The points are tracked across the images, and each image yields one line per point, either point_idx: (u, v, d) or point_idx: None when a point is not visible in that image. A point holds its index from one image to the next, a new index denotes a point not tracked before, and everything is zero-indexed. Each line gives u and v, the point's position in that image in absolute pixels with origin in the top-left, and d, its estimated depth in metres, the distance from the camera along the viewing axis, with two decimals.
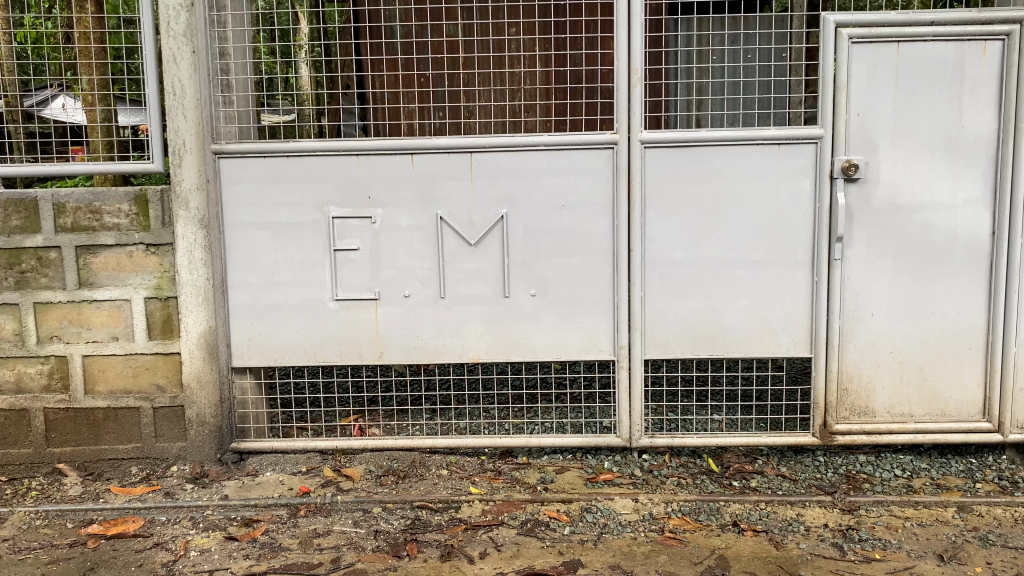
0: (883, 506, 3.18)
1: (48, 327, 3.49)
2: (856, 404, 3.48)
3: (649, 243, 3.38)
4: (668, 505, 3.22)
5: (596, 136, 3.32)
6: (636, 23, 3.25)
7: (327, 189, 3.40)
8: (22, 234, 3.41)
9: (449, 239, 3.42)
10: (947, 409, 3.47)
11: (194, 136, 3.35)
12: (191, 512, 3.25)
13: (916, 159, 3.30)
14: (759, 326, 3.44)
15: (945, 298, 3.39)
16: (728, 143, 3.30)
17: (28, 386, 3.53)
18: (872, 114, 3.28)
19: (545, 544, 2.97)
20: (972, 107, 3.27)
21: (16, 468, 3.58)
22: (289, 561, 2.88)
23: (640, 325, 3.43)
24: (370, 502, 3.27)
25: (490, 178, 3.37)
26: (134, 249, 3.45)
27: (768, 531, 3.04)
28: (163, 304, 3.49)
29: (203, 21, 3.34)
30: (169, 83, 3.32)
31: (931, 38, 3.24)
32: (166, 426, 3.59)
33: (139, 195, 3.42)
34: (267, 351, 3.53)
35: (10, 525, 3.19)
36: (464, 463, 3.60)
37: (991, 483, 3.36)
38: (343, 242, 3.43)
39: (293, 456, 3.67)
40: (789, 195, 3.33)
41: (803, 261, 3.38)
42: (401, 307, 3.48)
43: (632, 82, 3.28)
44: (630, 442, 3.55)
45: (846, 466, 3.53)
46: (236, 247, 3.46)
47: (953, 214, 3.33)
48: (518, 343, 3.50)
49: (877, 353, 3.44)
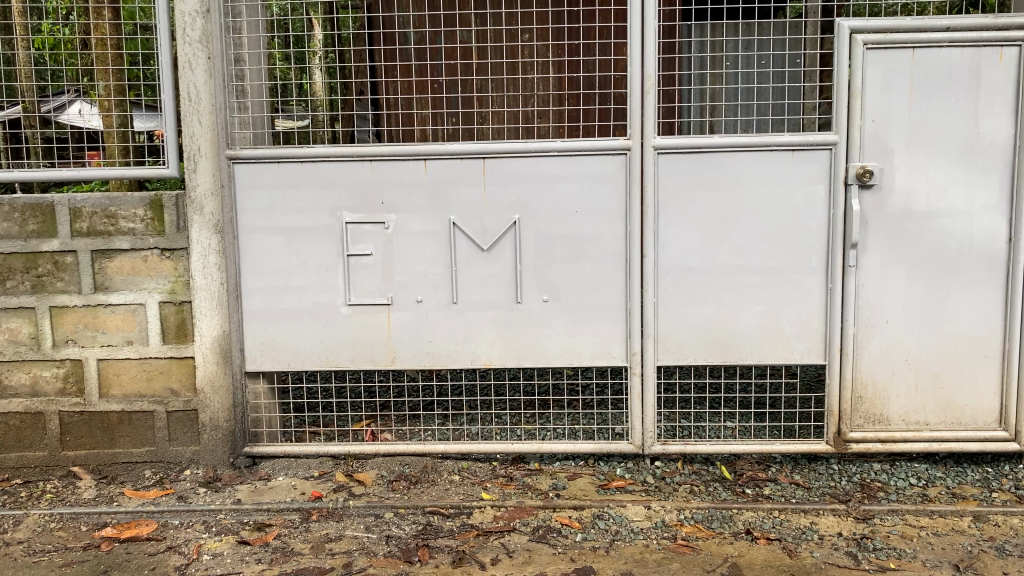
0: (898, 515, 3.16)
1: (63, 331, 3.51)
2: (871, 412, 3.45)
3: (663, 249, 3.37)
4: (680, 512, 3.21)
5: (608, 141, 3.32)
6: (650, 29, 3.24)
7: (341, 194, 3.41)
8: (39, 238, 3.44)
9: (462, 245, 3.43)
10: (963, 417, 3.44)
11: (209, 141, 3.37)
12: (203, 516, 3.26)
13: (931, 165, 3.28)
14: (773, 332, 3.42)
15: (961, 305, 3.37)
16: (742, 150, 3.29)
17: (43, 389, 3.55)
18: (888, 121, 3.26)
19: (557, 550, 2.96)
20: (987, 114, 3.25)
21: (31, 471, 3.61)
22: (301, 565, 2.89)
23: (653, 330, 3.42)
24: (382, 507, 3.27)
25: (503, 184, 3.38)
26: (149, 253, 3.47)
27: (782, 539, 3.01)
28: (177, 308, 3.50)
29: (219, 28, 3.36)
30: (185, 89, 3.34)
31: (947, 45, 3.23)
32: (180, 430, 3.60)
33: (155, 200, 3.43)
34: (280, 356, 3.54)
35: (24, 527, 3.21)
36: (476, 469, 3.60)
37: (1008, 492, 3.33)
38: (356, 248, 3.44)
39: (306, 461, 3.68)
40: (805, 201, 3.32)
41: (816, 268, 3.36)
42: (415, 312, 3.49)
43: (645, 87, 3.27)
44: (642, 449, 3.52)
45: (861, 474, 3.50)
46: (250, 252, 3.48)
47: (969, 220, 3.30)
48: (531, 348, 3.49)
49: (892, 361, 3.42)
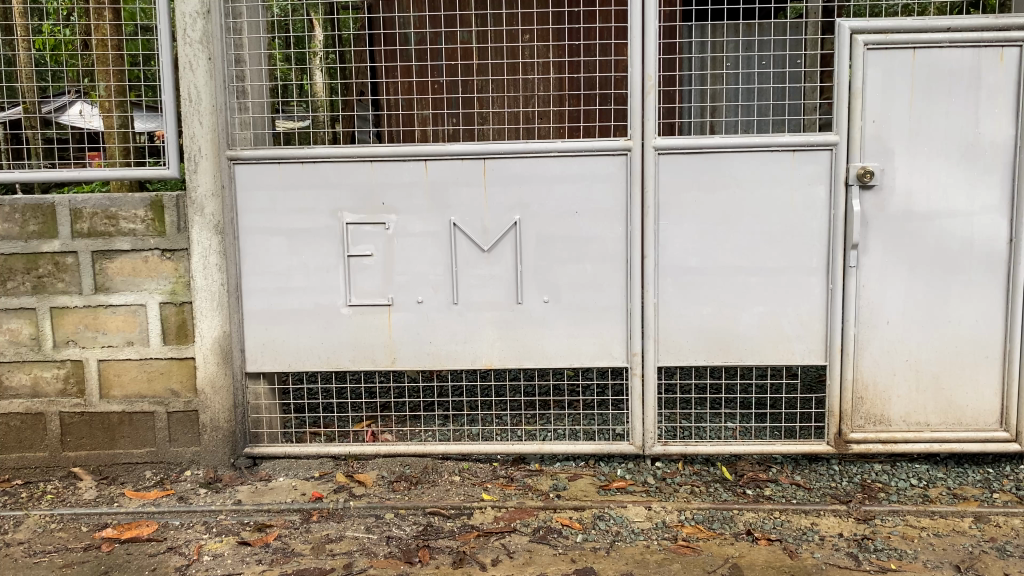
0: (899, 515, 3.16)
1: (64, 332, 3.51)
2: (872, 413, 3.45)
3: (663, 249, 3.37)
4: (681, 513, 3.21)
5: (608, 142, 3.31)
6: (651, 30, 3.24)
7: (342, 195, 3.41)
8: (39, 239, 3.44)
9: (463, 246, 3.43)
10: (964, 418, 3.44)
11: (209, 141, 3.38)
12: (204, 517, 3.26)
13: (932, 166, 3.28)
14: (774, 332, 3.42)
15: (962, 305, 3.36)
16: (743, 151, 3.29)
17: (44, 390, 3.55)
18: (889, 122, 3.26)
19: (557, 551, 2.96)
20: (988, 115, 3.25)
21: (31, 472, 3.61)
22: (302, 566, 2.89)
23: (653, 331, 3.42)
24: (382, 508, 3.27)
25: (503, 185, 3.38)
26: (150, 254, 3.47)
27: (783, 540, 3.01)
28: (178, 309, 3.50)
29: (219, 28, 3.36)
30: (185, 90, 3.34)
31: (948, 45, 3.23)
32: (181, 431, 3.60)
33: (155, 201, 3.43)
34: (281, 357, 3.54)
35: (25, 528, 3.21)
36: (477, 470, 3.60)
37: (1009, 493, 3.33)
38: (357, 249, 3.44)
39: (306, 462, 3.68)
40: (805, 202, 3.32)
41: (817, 268, 3.36)
42: (415, 313, 3.49)
43: (646, 88, 3.27)
44: (643, 450, 3.51)
45: (862, 475, 3.50)
46: (251, 253, 3.47)
47: (970, 221, 3.30)
48: (532, 349, 3.49)
49: (893, 362, 3.41)
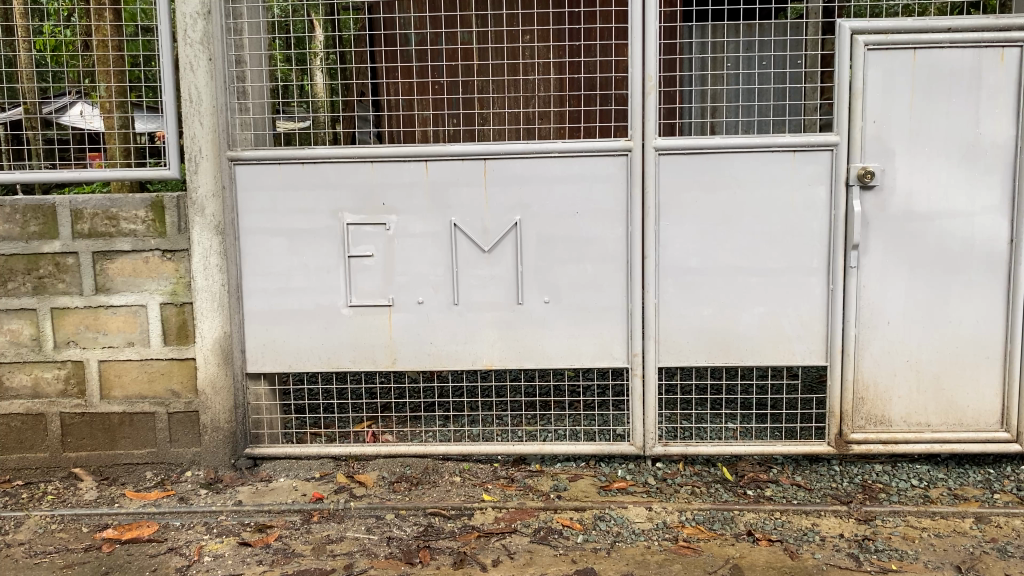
0: (900, 516, 3.16)
1: (64, 332, 3.51)
2: (872, 413, 3.45)
3: (663, 250, 3.37)
4: (682, 514, 3.21)
5: (609, 143, 3.31)
6: (651, 30, 3.24)
7: (342, 196, 3.41)
8: (40, 240, 3.44)
9: (463, 247, 3.43)
10: (964, 418, 3.44)
11: (210, 142, 3.38)
12: (204, 517, 3.26)
13: (933, 167, 3.28)
14: (774, 332, 3.42)
15: (962, 306, 3.36)
16: (744, 151, 3.29)
17: (45, 391, 3.55)
18: (889, 122, 3.26)
19: (557, 552, 2.96)
20: (989, 115, 3.25)
21: (32, 472, 3.61)
22: (302, 566, 2.89)
23: (653, 332, 3.42)
24: (382, 509, 3.27)
25: (504, 185, 3.38)
26: (151, 255, 3.47)
27: (783, 540, 3.01)
28: (178, 310, 3.51)
29: (220, 29, 3.37)
30: (185, 91, 3.35)
31: (948, 46, 3.22)
32: (181, 431, 3.60)
33: (156, 202, 3.43)
34: (281, 357, 3.54)
35: (26, 528, 3.21)
36: (477, 471, 3.60)
37: (1010, 494, 3.32)
38: (357, 249, 3.44)
39: (307, 462, 3.67)
40: (806, 202, 3.32)
41: (818, 269, 3.36)
42: (416, 314, 3.49)
43: (646, 88, 3.27)
44: (644, 450, 3.51)
45: (862, 476, 3.50)
46: (251, 254, 3.47)
47: (970, 222, 3.30)
48: (532, 349, 3.49)
49: (894, 362, 3.41)
